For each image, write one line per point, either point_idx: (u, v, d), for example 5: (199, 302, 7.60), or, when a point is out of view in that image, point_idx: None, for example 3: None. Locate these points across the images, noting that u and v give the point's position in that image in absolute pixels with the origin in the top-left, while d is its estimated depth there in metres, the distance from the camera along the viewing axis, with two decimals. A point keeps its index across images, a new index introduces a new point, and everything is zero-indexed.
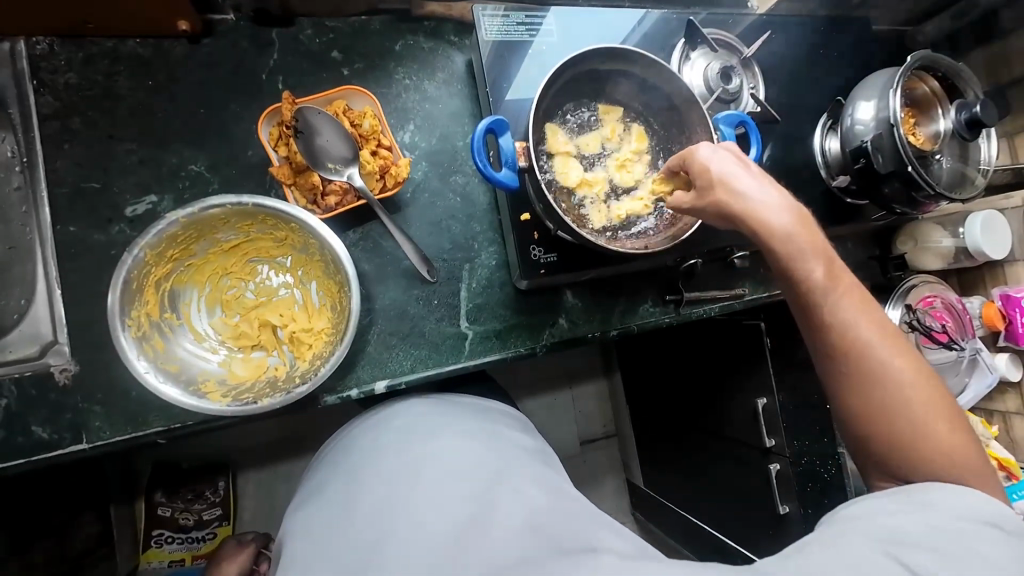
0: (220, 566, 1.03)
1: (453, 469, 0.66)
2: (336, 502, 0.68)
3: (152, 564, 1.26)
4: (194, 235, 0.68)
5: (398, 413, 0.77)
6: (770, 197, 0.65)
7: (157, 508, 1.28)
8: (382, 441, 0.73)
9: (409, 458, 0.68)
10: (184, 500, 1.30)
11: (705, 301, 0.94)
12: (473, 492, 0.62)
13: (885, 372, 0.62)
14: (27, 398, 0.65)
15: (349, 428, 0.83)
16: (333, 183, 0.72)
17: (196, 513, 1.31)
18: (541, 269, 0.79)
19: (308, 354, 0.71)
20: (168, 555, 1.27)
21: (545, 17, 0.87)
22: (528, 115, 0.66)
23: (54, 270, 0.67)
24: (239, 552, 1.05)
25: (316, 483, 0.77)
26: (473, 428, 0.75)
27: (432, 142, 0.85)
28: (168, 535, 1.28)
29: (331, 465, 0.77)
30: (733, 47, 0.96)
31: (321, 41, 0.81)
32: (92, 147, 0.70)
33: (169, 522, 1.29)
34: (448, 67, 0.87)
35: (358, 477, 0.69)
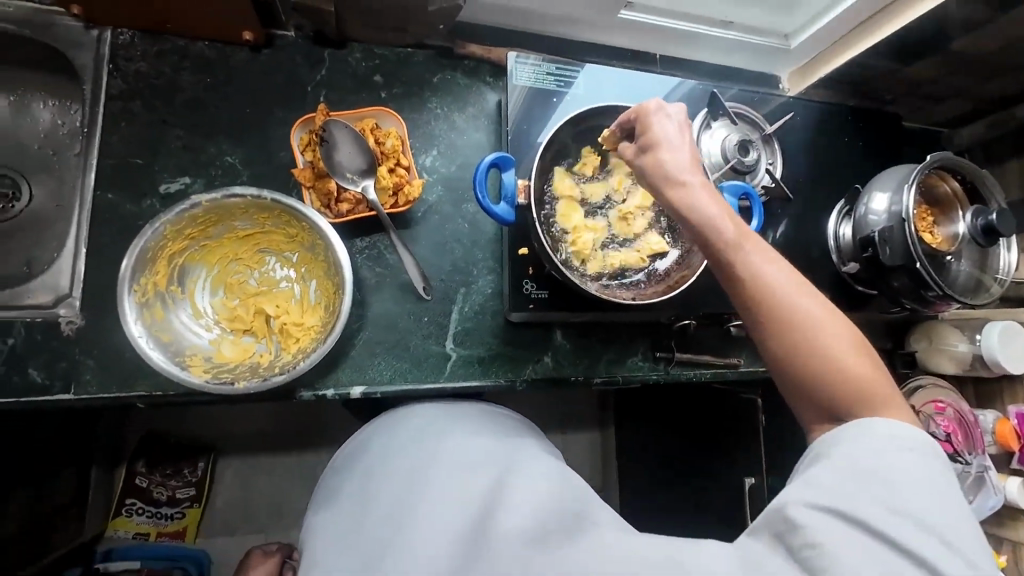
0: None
1: (462, 469, 0.65)
2: (352, 502, 0.70)
3: (117, 533, 1.33)
4: (214, 218, 0.73)
5: (413, 415, 0.78)
6: (692, 154, 0.61)
7: (135, 477, 1.36)
8: (396, 442, 0.74)
9: (421, 462, 0.68)
10: (161, 474, 1.36)
11: (695, 365, 0.93)
12: (483, 488, 0.62)
13: (812, 332, 0.55)
14: (31, 342, 0.69)
15: (363, 430, 0.82)
16: (349, 191, 0.76)
17: (170, 489, 1.36)
18: (531, 304, 0.79)
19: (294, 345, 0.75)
20: (134, 526, 1.34)
21: (577, 72, 0.93)
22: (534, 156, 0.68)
23: (83, 230, 0.73)
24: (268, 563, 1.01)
25: (335, 484, 0.78)
26: (474, 427, 0.75)
27: (451, 169, 0.90)
28: (138, 506, 1.35)
29: (347, 466, 0.78)
30: (756, 123, 0.98)
31: (367, 65, 0.88)
32: (145, 127, 0.77)
33: (144, 493, 1.36)
34: (479, 104, 0.93)
35: (374, 478, 0.70)
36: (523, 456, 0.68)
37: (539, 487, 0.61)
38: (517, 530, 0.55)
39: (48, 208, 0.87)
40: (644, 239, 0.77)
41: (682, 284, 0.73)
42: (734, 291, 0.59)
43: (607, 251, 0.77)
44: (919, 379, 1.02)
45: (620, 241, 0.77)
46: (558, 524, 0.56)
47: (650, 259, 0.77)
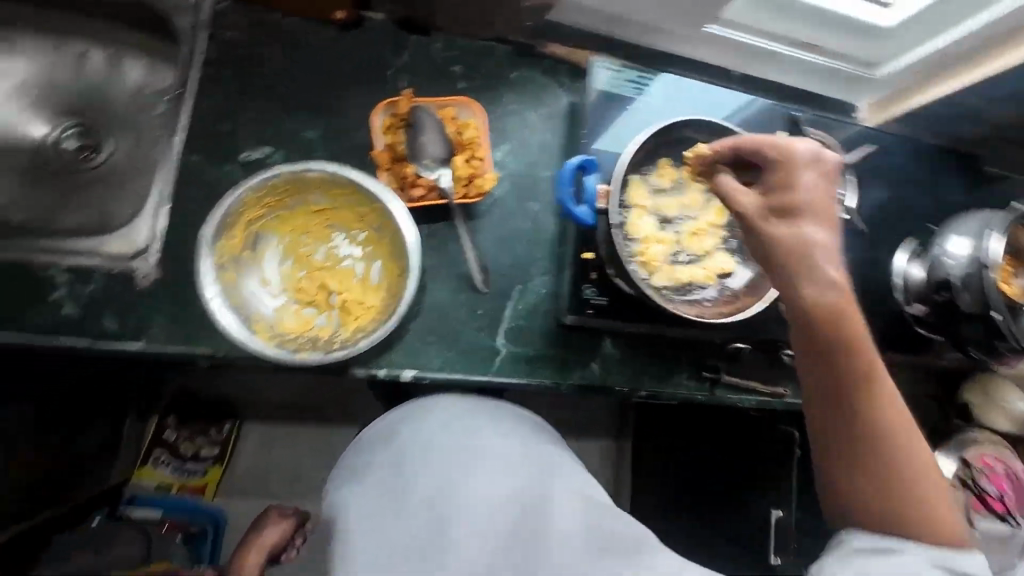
0: (260, 537, 0.94)
1: (510, 476, 0.70)
2: (388, 481, 0.71)
3: (142, 482, 1.36)
4: (291, 190, 0.74)
5: (448, 405, 0.77)
6: (829, 224, 0.57)
7: (164, 430, 1.40)
8: (426, 433, 0.73)
9: (466, 457, 0.71)
10: (190, 431, 1.42)
11: (741, 390, 0.92)
12: (531, 502, 0.67)
13: (894, 425, 0.57)
14: (108, 291, 0.71)
15: (385, 416, 0.81)
16: (423, 177, 0.76)
17: (196, 446, 1.42)
18: (589, 309, 0.79)
19: (352, 323, 0.76)
20: (159, 477, 1.38)
21: (655, 80, 0.92)
22: (618, 162, 0.68)
23: (166, 188, 0.75)
24: (277, 527, 0.96)
25: (360, 460, 0.77)
26: (503, 424, 0.76)
27: (519, 166, 0.90)
28: (164, 458, 1.40)
29: (371, 446, 0.77)
30: (833, 150, 0.94)
31: (449, 54, 0.88)
32: (233, 94, 0.79)
33: (170, 446, 1.40)
34: (553, 103, 0.92)
35: (411, 462, 0.71)
36: (556, 465, 0.74)
37: (582, 505, 0.68)
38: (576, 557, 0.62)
39: (126, 161, 0.90)
40: (712, 258, 0.76)
41: (746, 311, 0.73)
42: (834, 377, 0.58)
43: (674, 264, 0.75)
44: (970, 433, 0.99)
45: (688, 256, 0.75)
46: (603, 540, 0.64)
47: (715, 279, 0.76)
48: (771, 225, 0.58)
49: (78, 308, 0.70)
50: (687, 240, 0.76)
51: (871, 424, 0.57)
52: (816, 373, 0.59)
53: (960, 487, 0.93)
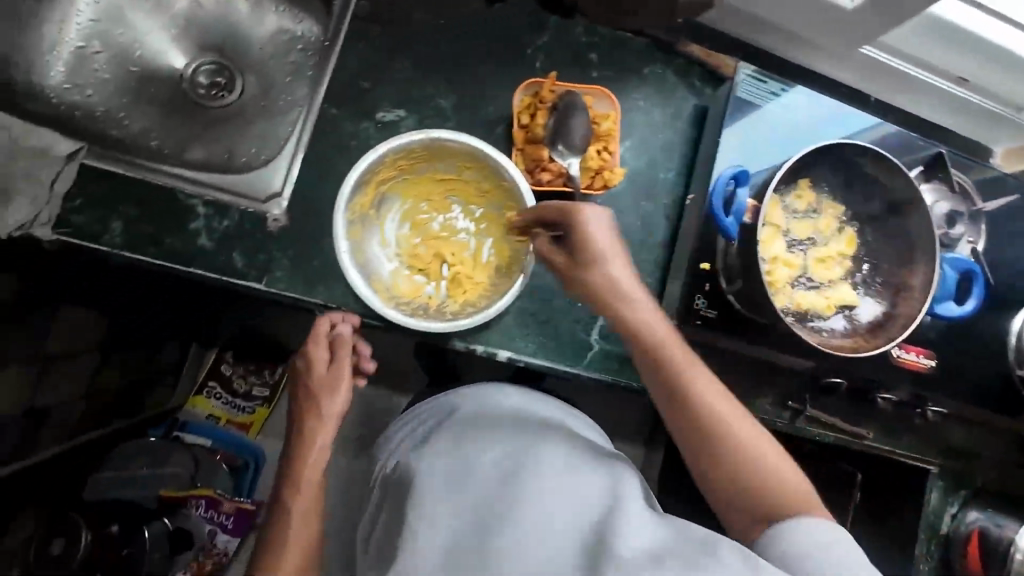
0: (325, 407, 0.71)
1: (575, 463, 0.67)
2: (455, 448, 0.73)
3: (195, 409, 1.40)
4: (424, 157, 0.75)
5: (513, 398, 0.83)
6: (611, 284, 0.67)
7: (221, 364, 1.41)
8: (483, 418, 0.77)
9: (529, 438, 0.71)
10: (246, 368, 1.42)
11: (826, 427, 0.89)
12: (596, 490, 0.63)
13: (722, 433, 0.62)
14: (241, 229, 0.74)
15: (460, 399, 0.86)
16: (554, 162, 0.76)
17: (249, 384, 1.42)
18: (698, 320, 0.78)
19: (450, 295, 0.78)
20: (210, 407, 1.40)
21: (789, 90, 0.86)
22: (775, 175, 0.64)
23: (304, 137, 0.76)
24: (336, 380, 0.71)
25: (430, 432, 0.82)
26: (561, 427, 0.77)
27: (638, 164, 0.88)
28: (218, 391, 1.41)
29: (443, 422, 0.82)
30: (969, 194, 0.90)
31: (587, 40, 0.87)
32: (377, 53, 0.80)
33: (225, 380, 1.41)
34: (681, 105, 0.90)
35: (477, 436, 0.73)
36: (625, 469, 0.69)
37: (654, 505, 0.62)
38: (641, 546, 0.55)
39: (258, 104, 0.93)
40: (836, 287, 0.73)
41: (870, 350, 0.68)
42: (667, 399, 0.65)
43: (796, 289, 0.73)
44: None
45: (813, 283, 0.73)
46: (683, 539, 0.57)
47: (835, 309, 0.72)
48: (587, 276, 0.67)
49: (213, 241, 0.73)
50: (812, 267, 0.73)
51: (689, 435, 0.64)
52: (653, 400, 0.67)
53: None
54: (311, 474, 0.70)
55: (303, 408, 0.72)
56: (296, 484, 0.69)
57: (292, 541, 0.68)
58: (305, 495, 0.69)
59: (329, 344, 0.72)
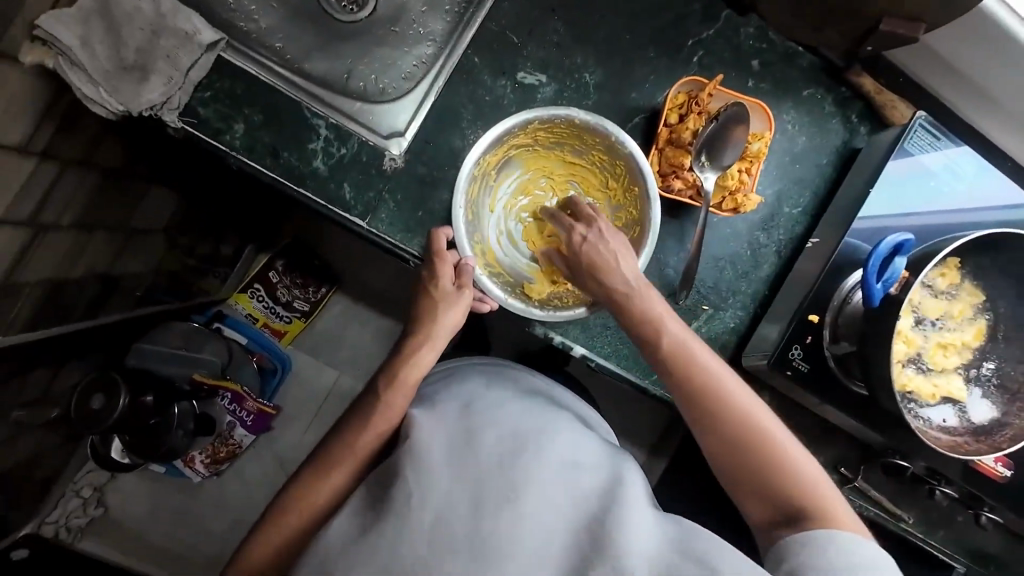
0: (444, 319, 0.68)
1: (578, 452, 0.63)
2: (453, 414, 0.67)
3: (236, 306, 1.33)
4: (563, 134, 0.72)
5: (513, 378, 0.79)
6: (630, 274, 0.63)
7: (270, 271, 1.33)
8: (488, 393, 0.71)
9: (534, 420, 0.66)
10: (294, 280, 1.34)
11: (870, 503, 0.87)
12: (599, 479, 0.60)
13: (752, 435, 0.58)
14: (356, 160, 0.72)
15: (461, 366, 0.82)
16: (690, 172, 0.71)
17: (291, 296, 1.35)
18: (788, 370, 0.75)
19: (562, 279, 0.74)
20: (251, 308, 1.33)
21: (953, 146, 0.78)
22: (947, 249, 0.59)
23: (439, 82, 0.74)
24: (460, 298, 0.68)
25: (426, 391, 0.76)
26: (565, 414, 0.73)
27: (765, 190, 0.82)
28: (260, 294, 1.33)
29: (440, 386, 0.77)
30: None
31: (754, 45, 0.79)
32: (534, 8, 0.74)
33: (269, 285, 1.33)
34: (830, 139, 0.83)
35: (480, 406, 0.68)
36: (628, 466, 0.65)
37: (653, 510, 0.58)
38: (641, 547, 0.52)
39: (388, 29, 0.80)
40: (948, 378, 0.69)
41: (963, 452, 0.65)
42: (699, 412, 0.60)
43: (905, 368, 0.69)
44: None
45: (924, 367, 0.69)
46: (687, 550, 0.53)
47: (939, 399, 0.69)
48: (608, 278, 0.63)
49: (327, 166, 0.71)
50: (929, 354, 0.69)
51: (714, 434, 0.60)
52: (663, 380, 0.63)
53: None
54: (414, 376, 0.68)
55: (423, 315, 0.69)
56: (396, 380, 0.67)
57: (376, 430, 0.66)
58: (400, 393, 0.67)
59: (460, 260, 0.69)
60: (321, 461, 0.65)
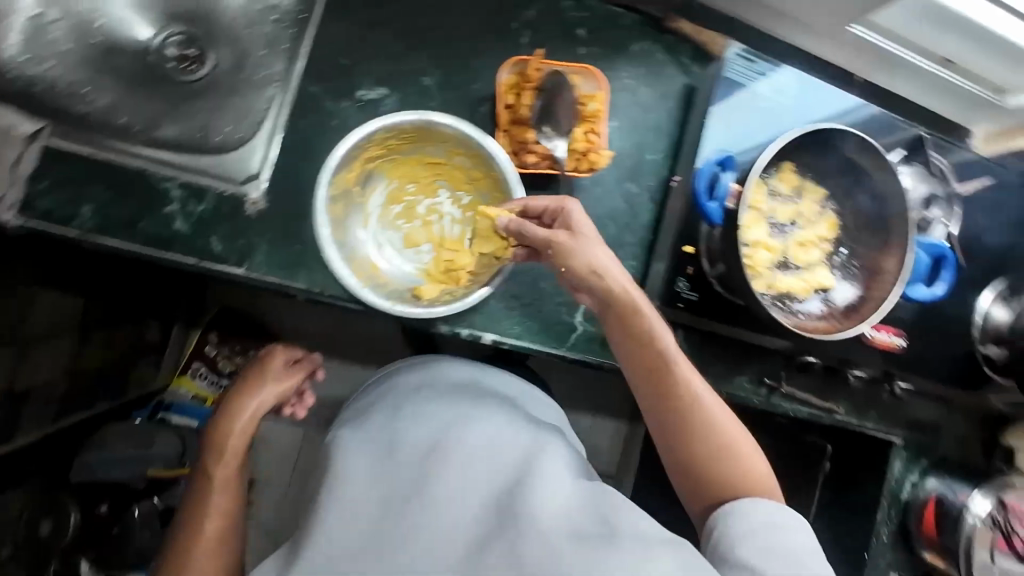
0: (254, 400, 0.80)
1: (496, 435, 0.66)
2: (381, 425, 0.72)
3: (180, 390, 1.33)
4: (414, 137, 0.74)
5: (449, 367, 0.81)
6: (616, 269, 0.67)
7: (205, 345, 1.35)
8: (419, 394, 0.75)
9: (458, 411, 0.70)
10: (231, 349, 1.36)
11: (798, 402, 0.92)
12: (513, 462, 0.63)
13: (702, 418, 0.65)
14: (218, 212, 0.72)
15: (399, 367, 0.86)
16: (540, 144, 0.75)
17: (235, 365, 1.35)
18: (679, 303, 0.82)
19: (491, 250, 0.76)
20: (196, 389, 1.33)
21: (777, 71, 0.88)
22: (760, 159, 0.64)
23: (281, 118, 0.75)
24: (285, 380, 0.84)
25: (368, 402, 0.81)
26: (494, 399, 0.75)
27: (624, 144, 0.87)
28: (203, 371, 1.35)
29: (378, 394, 0.81)
30: (946, 176, 0.91)
31: (575, 16, 0.84)
32: (357, 28, 0.76)
33: (209, 360, 1.35)
34: (669, 84, 0.89)
35: (407, 411, 0.72)
36: (549, 437, 0.69)
37: (563, 476, 0.62)
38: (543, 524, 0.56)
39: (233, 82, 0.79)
40: (813, 272, 0.75)
41: (840, 332, 0.70)
42: (662, 403, 0.66)
43: (776, 273, 0.74)
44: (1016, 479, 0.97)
45: (792, 267, 0.75)
46: (596, 518, 0.57)
47: (812, 292, 0.74)
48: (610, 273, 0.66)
49: (188, 226, 0.72)
50: (794, 254, 0.75)
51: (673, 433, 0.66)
52: (639, 369, 0.67)
53: (988, 527, 0.93)
54: (238, 444, 0.76)
55: (233, 399, 0.80)
56: (223, 451, 0.75)
57: (215, 511, 0.71)
58: (228, 465, 0.74)
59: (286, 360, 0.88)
60: (177, 556, 0.68)
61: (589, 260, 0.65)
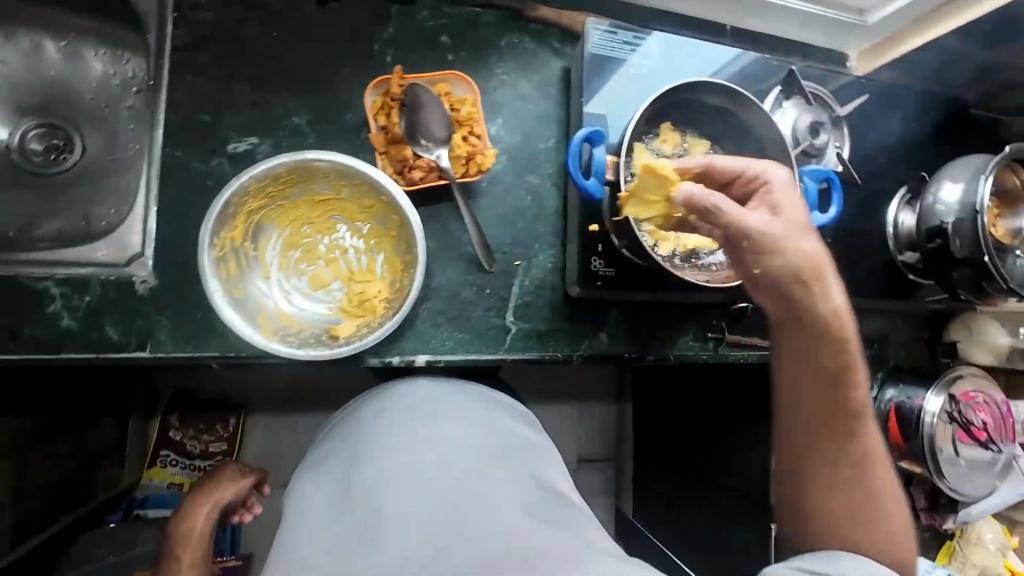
0: (214, 491, 0.92)
1: (453, 458, 0.73)
2: (345, 466, 0.77)
3: (153, 482, 1.27)
4: (294, 179, 0.72)
5: (408, 393, 0.84)
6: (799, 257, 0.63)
7: (168, 430, 1.32)
8: (378, 427, 0.80)
9: (416, 439, 0.75)
10: (196, 428, 1.33)
11: (744, 347, 0.94)
12: (469, 484, 0.70)
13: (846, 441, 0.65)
14: (106, 299, 0.69)
15: (358, 404, 0.90)
16: (422, 158, 0.75)
17: (204, 443, 1.33)
18: (598, 281, 0.80)
19: (654, 216, 0.68)
20: (169, 476, 1.28)
21: (648, 39, 0.88)
22: (626, 130, 0.67)
23: (153, 189, 0.72)
24: (240, 482, 0.93)
25: (331, 446, 0.85)
26: (451, 415, 0.80)
27: (515, 138, 0.87)
28: (173, 458, 1.30)
29: (341, 436, 0.85)
30: (828, 102, 0.95)
31: (435, 24, 0.84)
32: (211, 83, 0.74)
33: (177, 445, 1.31)
34: (545, 71, 0.89)
35: (368, 446, 0.77)
36: (506, 455, 0.77)
37: (523, 497, 0.71)
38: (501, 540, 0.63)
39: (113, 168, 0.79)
40: None
41: None
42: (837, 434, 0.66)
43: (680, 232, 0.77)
44: (958, 370, 1.01)
45: None
46: (527, 541, 0.64)
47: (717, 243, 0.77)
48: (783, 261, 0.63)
49: (77, 320, 0.69)
50: None
51: (841, 446, 0.65)
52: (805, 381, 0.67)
53: (947, 422, 0.96)
54: (198, 533, 0.88)
55: (198, 495, 0.91)
56: (185, 541, 0.87)
57: None
58: (190, 550, 0.87)
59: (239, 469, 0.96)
60: None
61: (790, 257, 0.63)
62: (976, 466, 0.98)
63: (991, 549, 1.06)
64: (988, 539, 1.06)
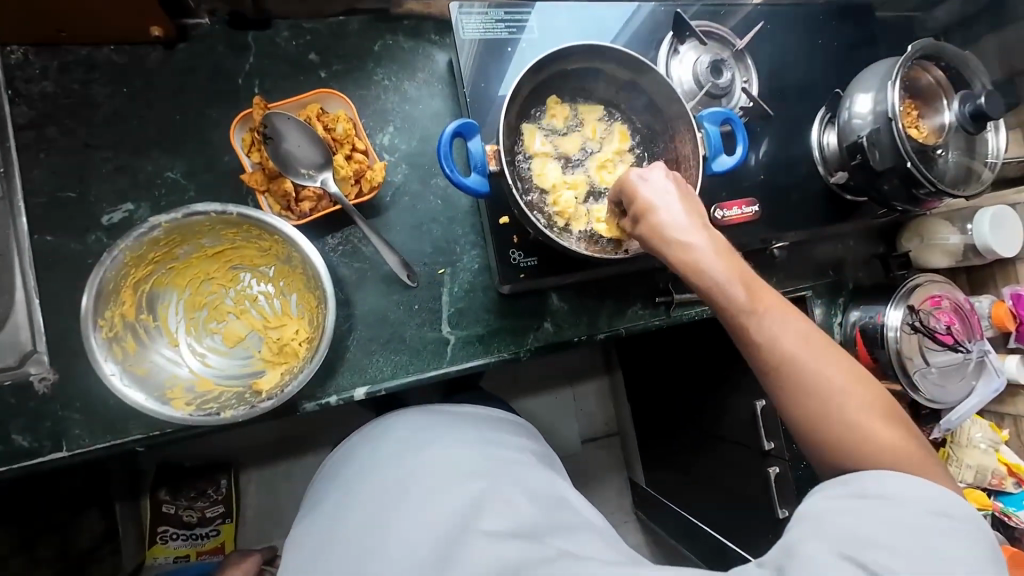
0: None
1: (444, 481, 0.70)
2: (335, 506, 0.74)
3: (157, 560, 1.21)
4: (178, 239, 0.68)
5: (397, 425, 0.80)
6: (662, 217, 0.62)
7: (161, 505, 1.24)
8: (368, 463, 0.76)
9: (406, 469, 0.73)
10: (186, 498, 1.25)
11: (696, 303, 0.91)
12: (461, 505, 0.68)
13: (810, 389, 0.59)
14: (7, 407, 0.66)
15: (344, 444, 0.85)
16: (308, 188, 0.72)
17: (200, 510, 1.26)
18: (522, 273, 0.79)
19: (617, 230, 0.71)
20: (173, 550, 1.22)
21: (528, 15, 0.85)
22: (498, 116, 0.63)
23: (30, 281, 0.68)
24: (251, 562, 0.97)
25: (318, 492, 0.81)
26: (443, 437, 0.77)
27: (411, 143, 0.83)
28: (173, 531, 1.24)
29: (329, 479, 0.81)
30: (725, 39, 0.91)
31: (298, 44, 0.79)
32: (69, 156, 0.70)
33: (173, 518, 1.24)
34: (429, 66, 0.85)
35: (358, 484, 0.74)
36: (499, 467, 0.74)
37: (520, 509, 0.68)
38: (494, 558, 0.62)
39: None
40: None
41: None
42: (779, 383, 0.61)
43: (591, 204, 0.74)
44: (915, 279, 0.98)
45: (603, 192, 0.75)
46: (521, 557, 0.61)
47: None
48: (659, 227, 0.62)
49: None
50: (600, 179, 0.75)
51: (827, 402, 0.58)
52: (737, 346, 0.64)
53: (911, 333, 0.94)
54: None
55: None
56: None
57: None
58: None
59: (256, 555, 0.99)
60: None
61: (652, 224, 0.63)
62: (947, 369, 0.97)
63: (982, 447, 1.04)
64: (978, 438, 1.05)
